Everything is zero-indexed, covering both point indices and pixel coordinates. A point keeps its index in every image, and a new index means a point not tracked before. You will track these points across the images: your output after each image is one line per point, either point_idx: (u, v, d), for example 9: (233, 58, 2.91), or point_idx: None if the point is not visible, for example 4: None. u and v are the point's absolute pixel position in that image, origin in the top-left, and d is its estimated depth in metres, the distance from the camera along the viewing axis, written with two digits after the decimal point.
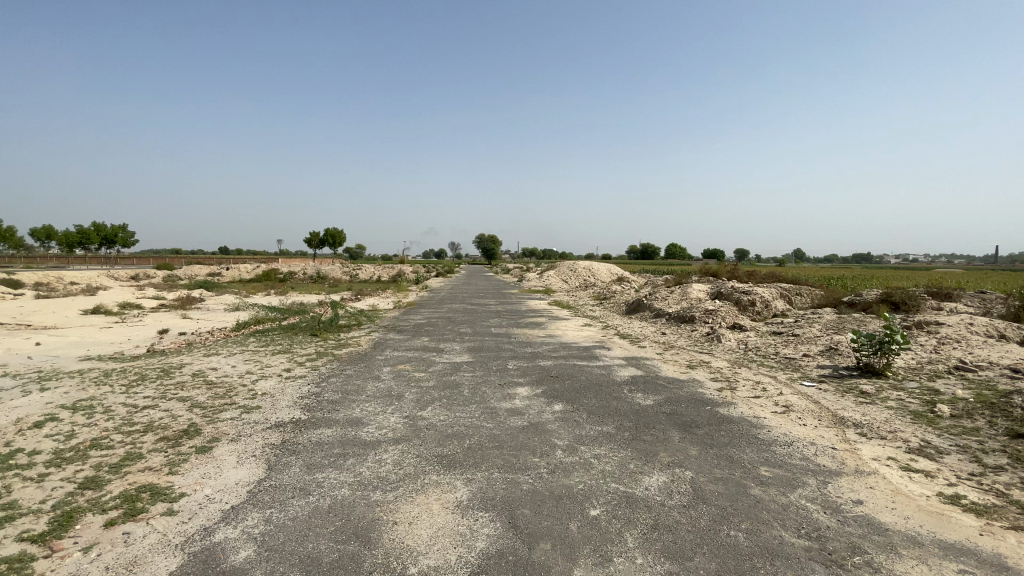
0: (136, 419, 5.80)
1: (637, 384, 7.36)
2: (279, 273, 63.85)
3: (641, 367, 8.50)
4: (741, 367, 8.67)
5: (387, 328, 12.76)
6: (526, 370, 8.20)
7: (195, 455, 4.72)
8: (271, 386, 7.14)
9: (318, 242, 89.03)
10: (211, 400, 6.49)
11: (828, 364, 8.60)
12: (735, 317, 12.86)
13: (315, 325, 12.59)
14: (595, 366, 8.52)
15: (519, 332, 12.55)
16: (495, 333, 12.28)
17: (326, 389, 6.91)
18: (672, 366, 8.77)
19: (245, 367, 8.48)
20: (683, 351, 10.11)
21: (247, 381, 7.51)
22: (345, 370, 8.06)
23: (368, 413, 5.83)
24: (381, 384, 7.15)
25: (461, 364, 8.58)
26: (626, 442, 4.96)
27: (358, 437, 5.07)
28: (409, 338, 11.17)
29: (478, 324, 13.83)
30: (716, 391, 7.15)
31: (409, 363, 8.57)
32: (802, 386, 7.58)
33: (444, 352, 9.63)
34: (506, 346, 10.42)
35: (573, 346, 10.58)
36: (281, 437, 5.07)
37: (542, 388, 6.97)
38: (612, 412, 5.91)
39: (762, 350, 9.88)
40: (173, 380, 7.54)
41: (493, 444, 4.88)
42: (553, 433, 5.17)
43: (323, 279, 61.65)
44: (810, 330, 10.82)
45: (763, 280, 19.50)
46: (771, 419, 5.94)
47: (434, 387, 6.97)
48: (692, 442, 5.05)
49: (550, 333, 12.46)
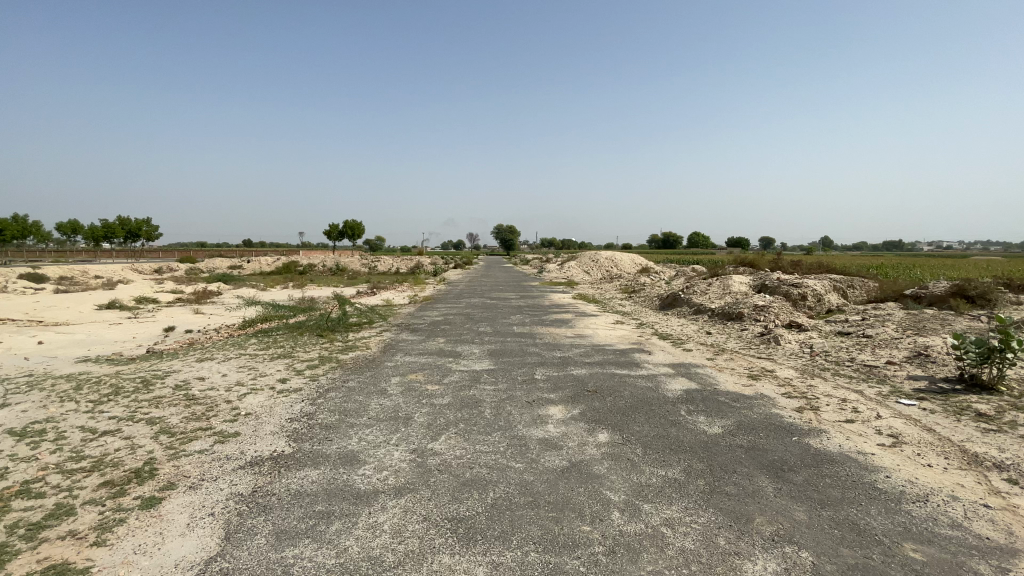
0: (87, 452, 4.74)
1: (696, 402, 6.04)
2: (298, 266, 63.77)
3: (694, 378, 7.18)
4: (815, 378, 7.27)
5: (399, 327, 11.63)
6: (558, 382, 6.96)
7: (137, 512, 3.61)
8: (258, 403, 6.05)
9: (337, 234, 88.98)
10: (184, 424, 5.42)
11: (921, 376, 7.14)
12: (790, 314, 11.36)
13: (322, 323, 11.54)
14: (639, 377, 7.23)
15: (545, 331, 11.29)
16: (518, 332, 11.03)
17: (321, 408, 5.77)
18: (730, 376, 7.43)
19: (236, 376, 7.43)
20: (738, 357, 8.73)
21: (232, 396, 6.44)
22: (347, 381, 6.93)
23: (367, 446, 4.67)
24: (387, 401, 5.99)
25: (481, 372, 7.38)
26: (703, 497, 3.70)
27: (350, 485, 3.91)
28: (423, 340, 10.02)
29: (499, 322, 12.61)
30: (795, 412, 5.81)
31: (421, 371, 7.42)
32: (900, 404, 6.17)
33: (461, 357, 8.44)
34: (532, 348, 9.18)
35: (608, 349, 9.29)
36: (252, 485, 3.95)
37: (581, 408, 5.72)
38: (675, 446, 4.64)
39: (833, 355, 8.43)
40: (150, 395, 6.51)
41: (526, 499, 3.66)
42: (604, 481, 3.93)
43: (342, 271, 61.28)
44: (886, 330, 9.30)
45: (810, 270, 17.79)
46: (883, 457, 4.58)
47: (449, 405, 5.79)
48: (795, 500, 3.71)
49: (579, 333, 11.17)
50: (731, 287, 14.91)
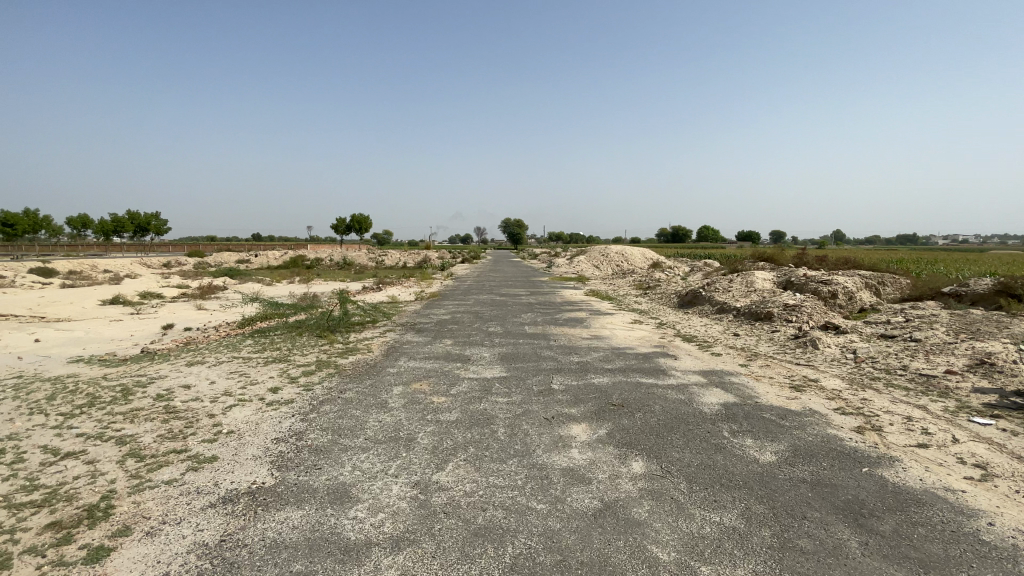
0: (42, 481, 4.12)
1: (738, 420, 5.30)
2: (306, 261, 63.55)
3: (731, 389, 6.43)
4: (867, 390, 6.49)
5: (404, 327, 10.97)
6: (579, 392, 6.25)
7: (78, 568, 2.96)
8: (244, 417, 5.40)
9: (344, 228, 88.64)
10: (158, 445, 4.77)
11: (989, 389, 6.34)
12: (824, 314, 10.52)
13: (322, 322, 10.88)
14: (668, 387, 6.49)
15: (560, 331, 10.58)
16: (531, 333, 10.31)
17: (313, 426, 5.09)
18: (770, 386, 6.67)
19: (225, 384, 6.81)
20: (774, 363, 7.95)
21: (217, 408, 5.80)
22: (345, 391, 6.26)
23: (362, 476, 3.98)
24: (387, 416, 5.30)
25: (492, 380, 6.69)
26: (773, 556, 2.98)
27: (339, 533, 3.23)
28: (429, 341, 9.35)
29: (510, 321, 11.89)
30: (854, 434, 5.05)
31: (427, 379, 6.74)
32: (975, 425, 5.38)
33: (471, 361, 7.75)
34: (547, 352, 8.48)
35: (630, 353, 8.56)
36: (222, 532, 3.28)
37: (609, 427, 4.99)
38: (725, 482, 3.92)
39: (881, 362, 7.62)
40: (127, 407, 5.89)
41: (554, 558, 2.95)
42: (649, 531, 3.22)
43: (350, 265, 60.98)
44: (937, 335, 8.46)
45: (836, 266, 16.86)
46: (978, 500, 3.83)
47: (458, 422, 5.11)
48: (891, 561, 2.97)
49: (596, 333, 10.43)
50: (756, 284, 14.06)
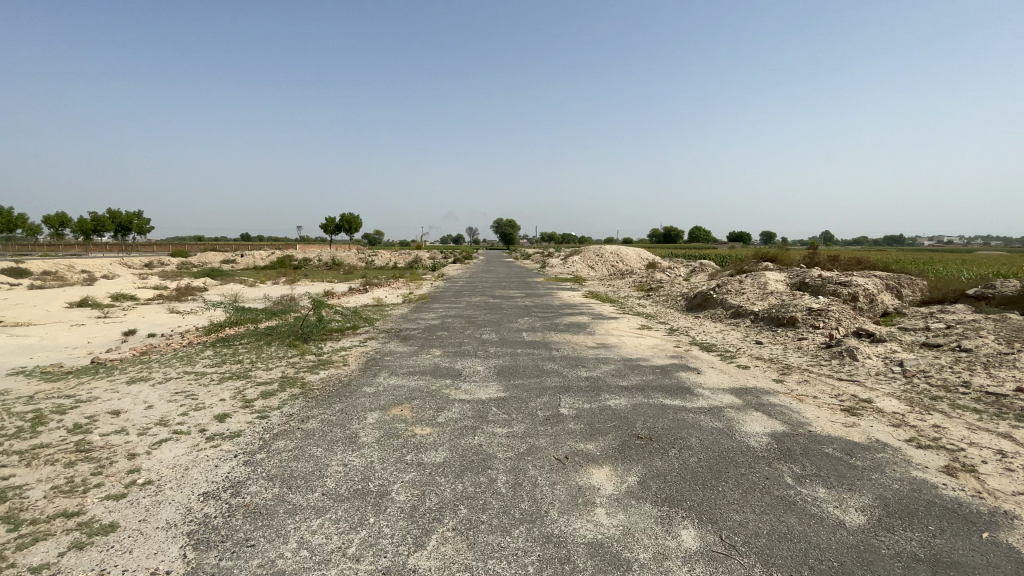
0: None
1: (799, 462, 4.22)
2: (294, 262, 61.96)
3: (774, 414, 5.35)
4: (934, 413, 5.44)
5: (387, 334, 9.79)
6: (593, 419, 5.12)
7: None
8: (170, 460, 4.23)
9: (334, 228, 87.00)
10: (45, 504, 3.60)
11: None
12: (853, 319, 9.51)
13: (295, 329, 9.67)
14: (700, 412, 5.40)
15: (561, 339, 9.47)
16: (529, 341, 9.21)
17: (256, 473, 3.93)
18: (819, 410, 5.60)
19: (164, 410, 5.63)
20: (812, 378, 6.89)
21: (142, 445, 4.62)
22: (307, 420, 5.08)
23: (307, 561, 2.82)
24: (354, 457, 4.15)
25: (487, 403, 5.56)
26: None
27: None
28: (415, 351, 8.18)
29: (505, 326, 10.78)
30: (947, 478, 3.98)
31: (409, 401, 5.59)
32: None
33: (461, 377, 6.62)
34: (550, 364, 7.36)
35: (644, 365, 7.47)
36: None
37: (640, 473, 3.89)
38: (817, 565, 2.81)
39: (937, 377, 6.58)
40: (29, 445, 4.69)
41: None
42: None
43: (339, 265, 59.52)
44: (991, 343, 7.45)
45: (850, 266, 15.91)
46: None
47: (444, 466, 3.97)
48: None
49: (603, 341, 9.33)
50: (770, 286, 13.05)
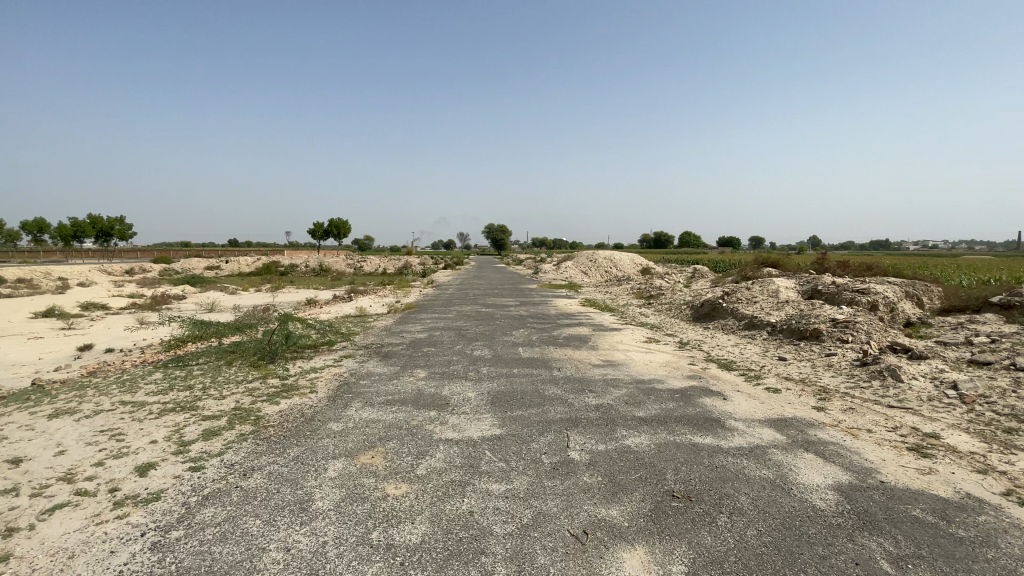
0: None
1: (888, 537, 3.25)
2: (279, 268, 60.38)
3: (831, 459, 4.40)
4: (1020, 456, 4.53)
5: (366, 351, 8.71)
6: (613, 467, 4.09)
7: None
8: (56, 544, 3.14)
9: (322, 233, 85.39)
10: None
11: None
12: (884, 332, 8.62)
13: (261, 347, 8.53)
14: (740, 455, 4.40)
15: (562, 355, 8.45)
16: (526, 358, 8.18)
17: (165, 567, 2.86)
18: (881, 451, 4.65)
19: (78, 458, 4.53)
20: (858, 404, 5.96)
21: (29, 517, 3.52)
22: (252, 474, 4.02)
23: None
24: (302, 537, 3.10)
25: (480, 444, 4.53)
26: None
27: None
28: (396, 372, 7.13)
29: (498, 340, 9.74)
30: None
31: (384, 443, 4.54)
32: None
33: (449, 407, 5.58)
34: (552, 388, 6.34)
35: (660, 388, 6.48)
36: None
37: (690, 560, 2.86)
38: None
39: (1001, 405, 5.69)
40: None
41: None
42: None
43: (325, 272, 58.07)
44: None
45: (860, 271, 15.12)
46: None
47: (424, 551, 2.93)
48: None
49: (609, 357, 8.33)
50: (782, 293, 12.16)
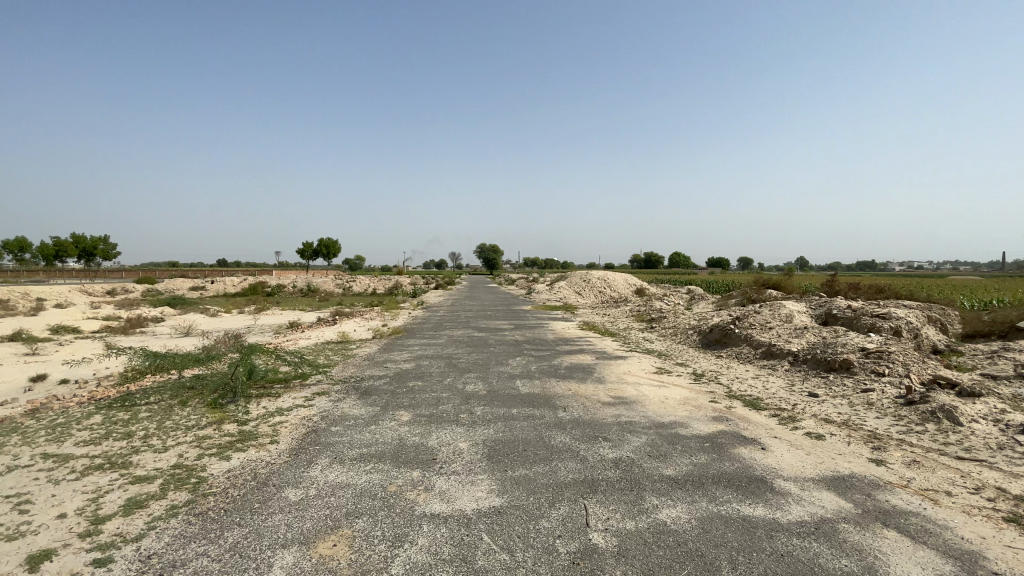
0: None
1: None
2: (266, 288, 58.92)
3: (921, 540, 3.47)
4: None
5: (344, 386, 7.69)
6: (649, 560, 3.12)
7: None
8: None
9: (311, 253, 84.16)
10: None
11: None
12: (921, 363, 7.79)
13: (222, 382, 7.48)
14: (807, 536, 3.45)
15: (567, 390, 7.48)
16: (526, 394, 7.20)
17: None
18: (976, 525, 3.74)
19: None
20: (921, 458, 5.07)
21: None
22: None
23: None
24: None
25: (475, 523, 3.53)
26: None
27: None
28: (375, 415, 6.12)
29: (494, 371, 8.76)
30: None
31: (351, 522, 3.54)
32: None
33: (436, 464, 4.59)
34: (559, 435, 5.37)
35: (685, 435, 5.54)
36: None
37: None
38: None
39: None
40: None
41: None
42: None
43: (313, 292, 56.76)
44: None
45: (872, 294, 14.39)
46: None
47: None
48: None
49: (619, 393, 7.38)
50: (797, 318, 11.34)
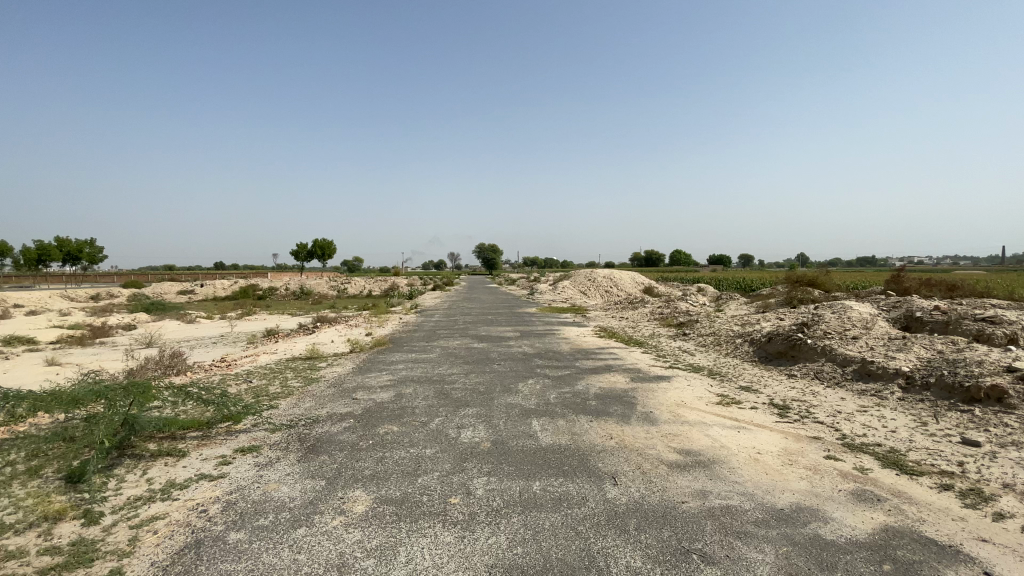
0: None
1: None
2: (257, 292, 56.62)
3: None
4: None
5: (289, 434, 5.40)
6: None
7: None
8: None
9: (305, 255, 81.77)
10: None
11: None
12: None
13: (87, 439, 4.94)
14: None
15: (608, 439, 5.16)
16: (550, 449, 4.88)
17: None
18: None
19: None
20: None
21: None
22: None
23: None
24: None
25: None
26: None
27: None
28: (313, 501, 3.79)
29: (501, 404, 6.44)
30: None
31: None
32: None
33: None
34: (622, 556, 3.05)
35: (837, 546, 3.23)
36: None
37: None
38: None
39: None
40: None
41: None
42: None
43: (307, 295, 54.57)
44: None
45: (947, 291, 12.06)
46: None
47: None
48: None
49: (687, 444, 5.06)
50: (878, 325, 9.04)
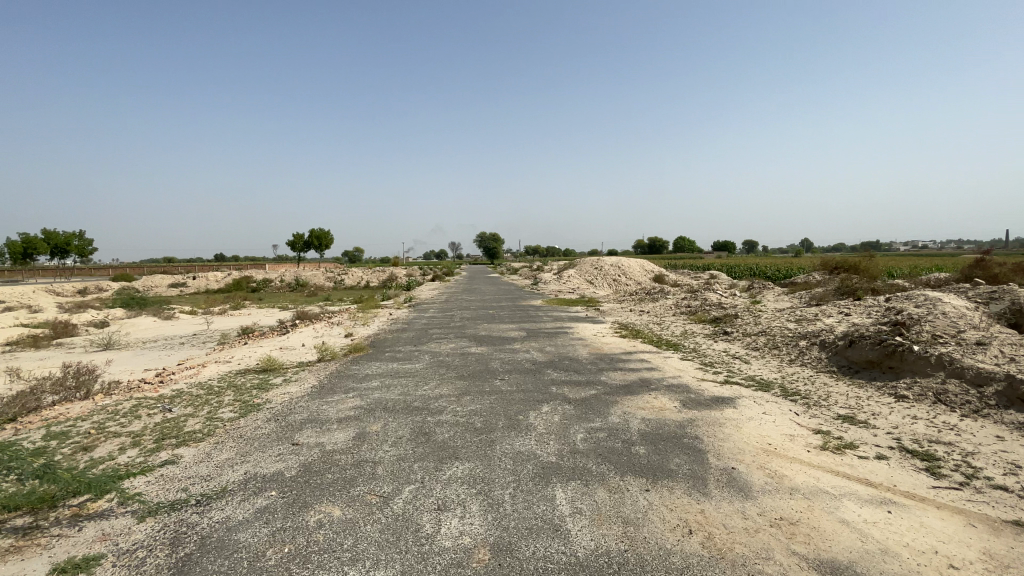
0: None
1: None
2: (251, 284, 54.67)
3: None
4: None
5: (161, 528, 3.32)
6: None
7: None
8: None
9: (303, 246, 79.68)
10: None
11: None
12: None
13: None
14: None
15: (687, 538, 3.09)
16: (591, 569, 2.76)
17: None
18: None
19: None
20: None
21: None
22: None
23: None
24: None
25: None
26: None
27: None
28: None
29: (505, 453, 4.38)
30: None
31: None
32: None
33: None
34: None
35: None
36: None
37: None
38: None
39: None
40: None
41: None
42: None
43: (302, 286, 52.67)
44: None
45: None
46: None
47: None
48: None
49: (822, 549, 2.99)
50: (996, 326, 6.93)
